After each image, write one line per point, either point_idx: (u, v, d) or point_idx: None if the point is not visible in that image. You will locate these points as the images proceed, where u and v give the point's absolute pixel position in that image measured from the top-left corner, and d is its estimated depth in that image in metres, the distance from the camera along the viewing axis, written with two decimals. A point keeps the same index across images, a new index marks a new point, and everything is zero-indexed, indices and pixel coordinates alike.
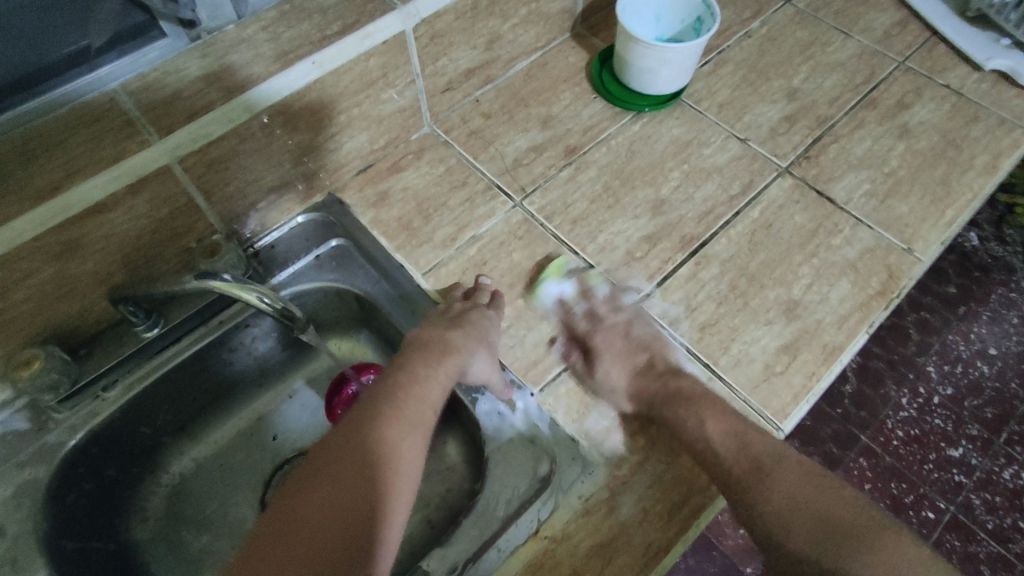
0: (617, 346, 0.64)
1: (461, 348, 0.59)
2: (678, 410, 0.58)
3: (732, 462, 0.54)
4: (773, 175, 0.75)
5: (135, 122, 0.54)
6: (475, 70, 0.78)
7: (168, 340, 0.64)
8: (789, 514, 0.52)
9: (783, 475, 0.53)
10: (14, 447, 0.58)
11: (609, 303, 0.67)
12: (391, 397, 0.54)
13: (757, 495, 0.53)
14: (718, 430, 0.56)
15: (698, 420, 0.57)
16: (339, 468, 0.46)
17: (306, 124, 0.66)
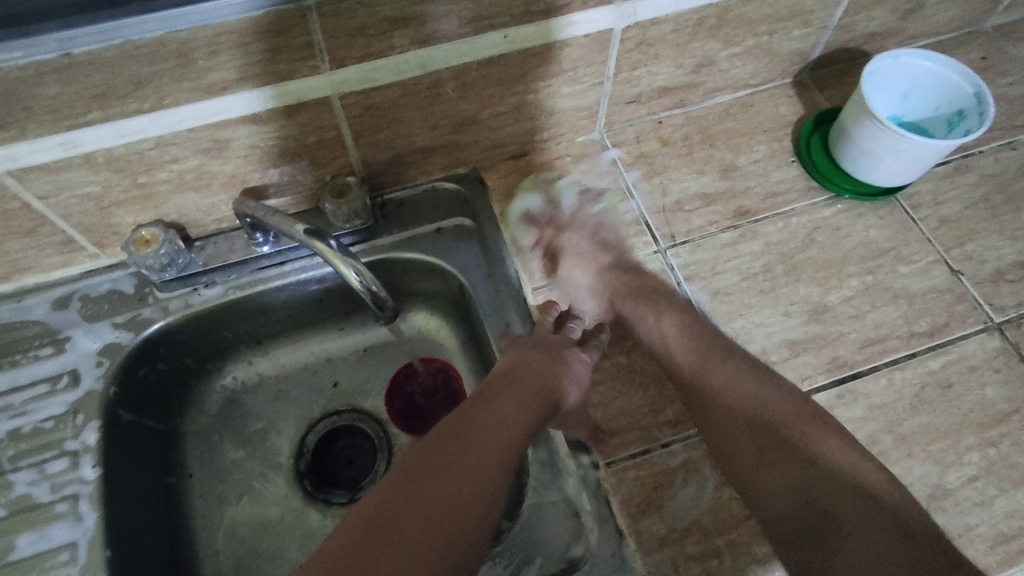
0: (583, 246, 0.66)
1: (551, 390, 0.54)
2: (639, 302, 0.61)
3: (683, 354, 0.58)
4: (978, 327, 0.61)
5: (315, 46, 0.51)
6: (672, 89, 0.70)
7: (275, 260, 0.64)
8: (742, 400, 0.55)
9: (733, 368, 0.56)
10: (115, 306, 0.62)
11: (573, 210, 0.69)
12: (463, 438, 0.48)
13: (704, 384, 0.56)
14: (659, 328, 0.60)
15: (657, 316, 0.60)
16: (397, 534, 0.41)
17: (476, 96, 0.61)
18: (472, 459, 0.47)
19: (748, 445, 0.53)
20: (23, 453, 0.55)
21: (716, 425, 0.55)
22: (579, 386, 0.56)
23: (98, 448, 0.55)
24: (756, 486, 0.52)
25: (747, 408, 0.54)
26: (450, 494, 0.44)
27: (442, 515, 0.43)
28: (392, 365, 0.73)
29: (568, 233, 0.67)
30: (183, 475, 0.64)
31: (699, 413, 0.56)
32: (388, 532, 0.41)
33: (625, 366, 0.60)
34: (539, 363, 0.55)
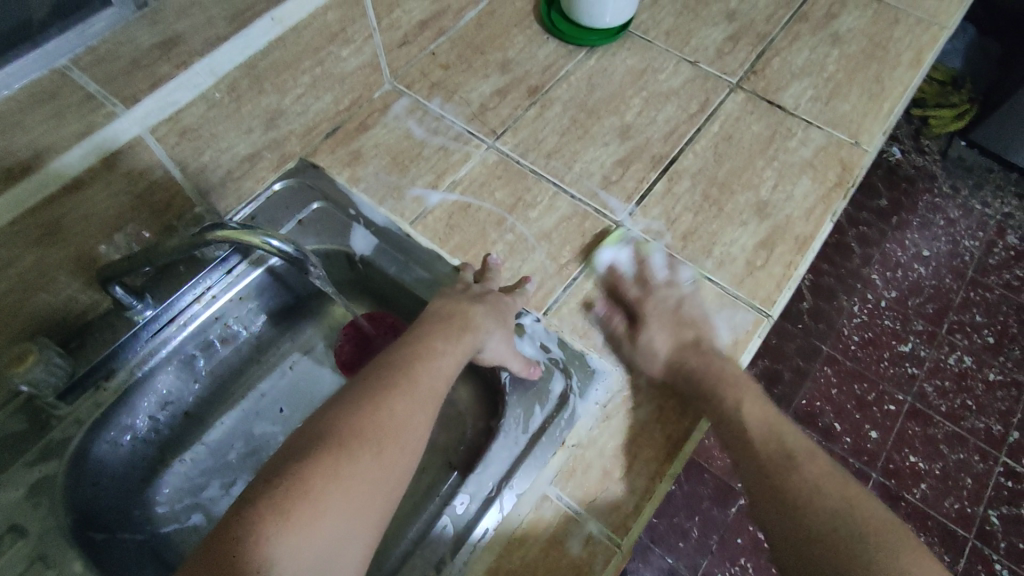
0: (664, 315, 0.64)
1: (480, 327, 0.58)
2: (720, 384, 0.59)
3: (767, 447, 0.57)
4: (726, 91, 0.80)
5: (96, 97, 0.51)
6: (429, 21, 0.79)
7: (164, 320, 0.64)
8: (824, 488, 0.54)
9: (799, 439, 0.58)
10: (18, 447, 0.57)
11: (664, 276, 0.66)
12: (405, 373, 0.51)
13: (787, 475, 0.55)
14: (738, 397, 0.59)
15: (736, 403, 0.59)
16: (345, 443, 0.44)
17: (272, 86, 0.64)
18: (408, 388, 0.50)
19: (805, 497, 0.53)
20: None
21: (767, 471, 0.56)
22: (507, 327, 0.61)
23: (87, 572, 0.52)
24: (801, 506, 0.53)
25: (819, 499, 0.53)
26: (401, 424, 0.48)
27: (392, 442, 0.46)
28: (324, 364, 0.74)
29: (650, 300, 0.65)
30: (182, 563, 0.62)
31: (770, 462, 0.56)
32: (337, 441, 0.44)
33: (518, 239, 0.68)
34: (453, 307, 0.59)
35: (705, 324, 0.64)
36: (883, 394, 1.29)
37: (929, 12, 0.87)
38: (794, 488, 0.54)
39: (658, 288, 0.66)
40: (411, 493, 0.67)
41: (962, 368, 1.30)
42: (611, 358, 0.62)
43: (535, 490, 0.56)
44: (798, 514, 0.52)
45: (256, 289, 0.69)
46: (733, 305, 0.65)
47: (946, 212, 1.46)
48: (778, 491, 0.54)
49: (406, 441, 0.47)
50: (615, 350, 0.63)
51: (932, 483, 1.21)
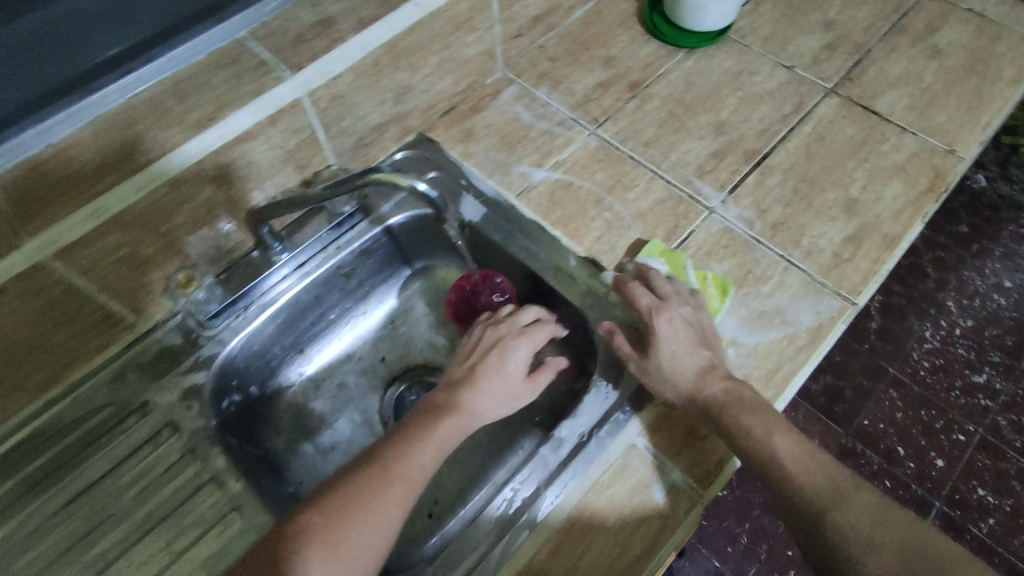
0: (682, 334, 0.61)
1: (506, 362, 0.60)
2: (758, 415, 0.57)
3: (806, 480, 0.55)
4: (821, 95, 0.83)
5: (267, 63, 0.63)
6: (541, 17, 0.86)
7: (294, 264, 0.71)
8: (867, 528, 0.52)
9: (832, 472, 0.56)
10: (173, 358, 0.66)
11: (682, 291, 0.65)
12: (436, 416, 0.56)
13: (834, 519, 0.53)
14: (765, 436, 0.57)
15: (767, 432, 0.57)
16: (365, 480, 0.50)
17: (406, 64, 0.71)
18: (433, 429, 0.55)
19: (857, 538, 0.52)
20: (160, 505, 0.59)
21: (810, 522, 0.54)
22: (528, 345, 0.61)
23: (228, 466, 0.62)
24: (850, 563, 0.51)
25: (872, 544, 0.51)
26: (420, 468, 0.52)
27: (410, 482, 0.51)
28: (423, 321, 0.82)
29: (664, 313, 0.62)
30: (293, 481, 0.70)
31: (812, 504, 0.54)
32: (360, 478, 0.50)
33: (615, 218, 0.74)
34: (491, 341, 0.62)
35: (787, 304, 0.68)
36: (952, 423, 1.27)
37: None
38: (838, 529, 0.52)
39: (682, 301, 0.64)
40: (498, 442, 0.73)
41: None
42: (654, 353, 0.61)
43: (623, 441, 0.61)
44: (851, 564, 0.51)
45: (375, 245, 0.76)
46: (820, 292, 0.68)
47: None
48: (824, 534, 0.53)
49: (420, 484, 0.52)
50: (660, 344, 0.61)
51: (1001, 518, 1.18)
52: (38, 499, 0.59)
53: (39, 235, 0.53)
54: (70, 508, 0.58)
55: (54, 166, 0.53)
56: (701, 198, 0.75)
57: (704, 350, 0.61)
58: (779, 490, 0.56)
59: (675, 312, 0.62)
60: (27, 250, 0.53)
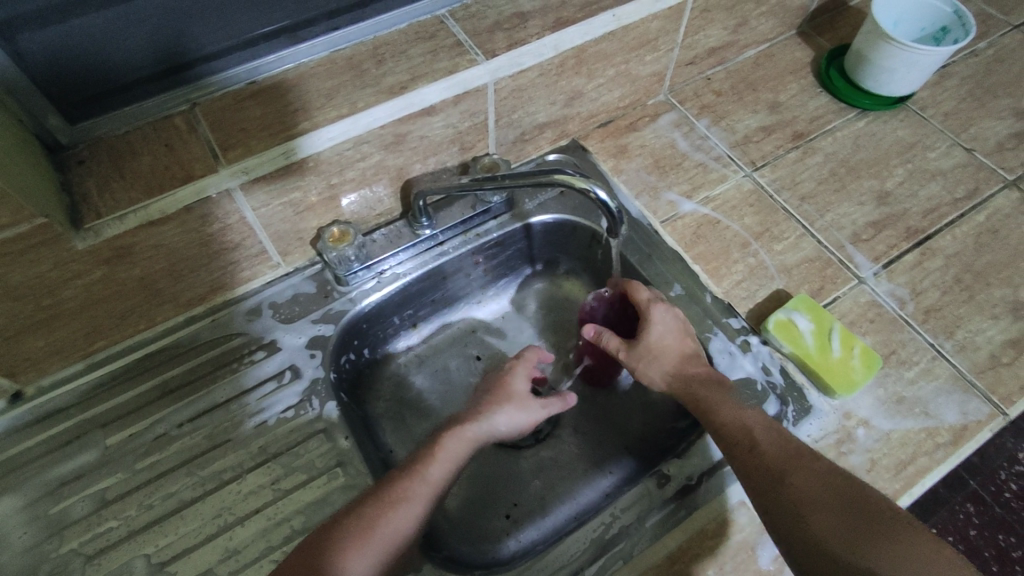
0: (669, 333, 0.62)
1: (505, 393, 0.63)
2: (717, 394, 0.58)
3: (765, 441, 0.53)
4: (1000, 185, 0.78)
5: (463, 45, 0.64)
6: (717, 49, 0.85)
7: (436, 241, 0.72)
8: (823, 493, 0.48)
9: (783, 441, 0.53)
10: (307, 305, 0.68)
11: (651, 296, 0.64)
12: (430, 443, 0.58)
13: (788, 479, 0.50)
14: (742, 416, 0.55)
15: (735, 407, 0.56)
16: (390, 487, 0.54)
17: (586, 70, 0.72)
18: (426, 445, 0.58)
19: (804, 497, 0.48)
20: (275, 440, 0.61)
21: (765, 484, 0.50)
22: (518, 399, 0.63)
23: (340, 421, 0.62)
24: (805, 487, 0.49)
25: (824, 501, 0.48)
26: (418, 477, 0.55)
27: (404, 493, 0.53)
28: (534, 323, 0.81)
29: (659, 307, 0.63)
30: (386, 449, 0.71)
31: (767, 460, 0.51)
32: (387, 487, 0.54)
33: (758, 266, 0.72)
34: (487, 380, 0.66)
35: (931, 395, 0.63)
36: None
37: None
38: (795, 489, 0.49)
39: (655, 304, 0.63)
40: (588, 460, 0.72)
41: None
42: (648, 335, 0.62)
43: (733, 493, 0.59)
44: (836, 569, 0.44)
45: (511, 239, 0.76)
46: (968, 392, 0.64)
47: None
48: (778, 490, 0.49)
49: (429, 504, 0.54)
50: (651, 331, 0.62)
51: None
52: (169, 406, 0.62)
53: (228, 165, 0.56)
54: (196, 422, 0.62)
55: (254, 104, 0.59)
56: (853, 265, 0.72)
57: (692, 350, 0.62)
58: (738, 456, 0.53)
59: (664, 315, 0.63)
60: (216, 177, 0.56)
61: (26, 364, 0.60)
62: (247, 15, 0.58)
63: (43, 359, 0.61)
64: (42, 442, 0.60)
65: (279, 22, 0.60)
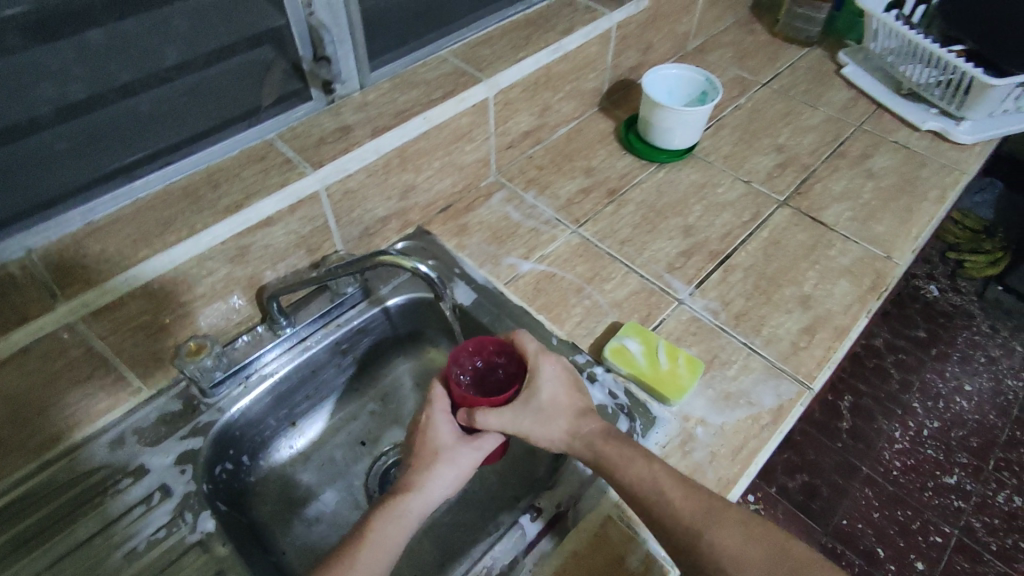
0: (563, 389, 0.64)
1: (432, 456, 0.61)
2: (619, 448, 0.60)
3: (684, 505, 0.56)
4: (775, 206, 0.94)
5: (293, 161, 0.73)
6: (531, 132, 0.99)
7: (298, 338, 0.77)
8: (746, 551, 0.55)
9: (707, 502, 0.57)
10: (173, 423, 0.69)
11: (538, 349, 0.64)
12: (360, 531, 0.57)
13: (712, 544, 0.55)
14: (654, 476, 0.58)
15: (649, 469, 0.58)
16: None
17: (412, 166, 0.82)
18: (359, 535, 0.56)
19: (729, 559, 0.54)
20: (147, 565, 0.60)
21: (693, 553, 0.55)
22: (444, 460, 0.60)
23: (217, 530, 0.62)
24: (727, 551, 0.55)
25: (745, 565, 0.54)
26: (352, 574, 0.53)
27: None
28: (412, 398, 0.85)
29: (549, 359, 0.64)
30: (277, 552, 0.71)
31: (688, 527, 0.55)
32: None
33: (593, 306, 0.81)
34: (409, 444, 0.63)
35: (750, 387, 0.73)
36: (928, 523, 1.21)
37: (951, 160, 1.02)
38: (716, 552, 0.55)
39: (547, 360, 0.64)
40: (479, 518, 0.74)
41: (1014, 508, 1.20)
42: (541, 393, 0.62)
43: (600, 510, 0.64)
44: None
45: (373, 323, 0.82)
46: (780, 377, 0.74)
47: (988, 350, 1.42)
48: (703, 555, 0.55)
49: None
50: (545, 388, 0.62)
51: None
52: (24, 559, 0.59)
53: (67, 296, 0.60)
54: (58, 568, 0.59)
55: (93, 241, 0.63)
56: (672, 290, 0.83)
57: (579, 402, 0.64)
58: (658, 526, 0.57)
59: (557, 366, 0.64)
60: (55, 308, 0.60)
61: None
62: (78, 165, 0.62)
63: None
64: None
65: (119, 162, 0.65)
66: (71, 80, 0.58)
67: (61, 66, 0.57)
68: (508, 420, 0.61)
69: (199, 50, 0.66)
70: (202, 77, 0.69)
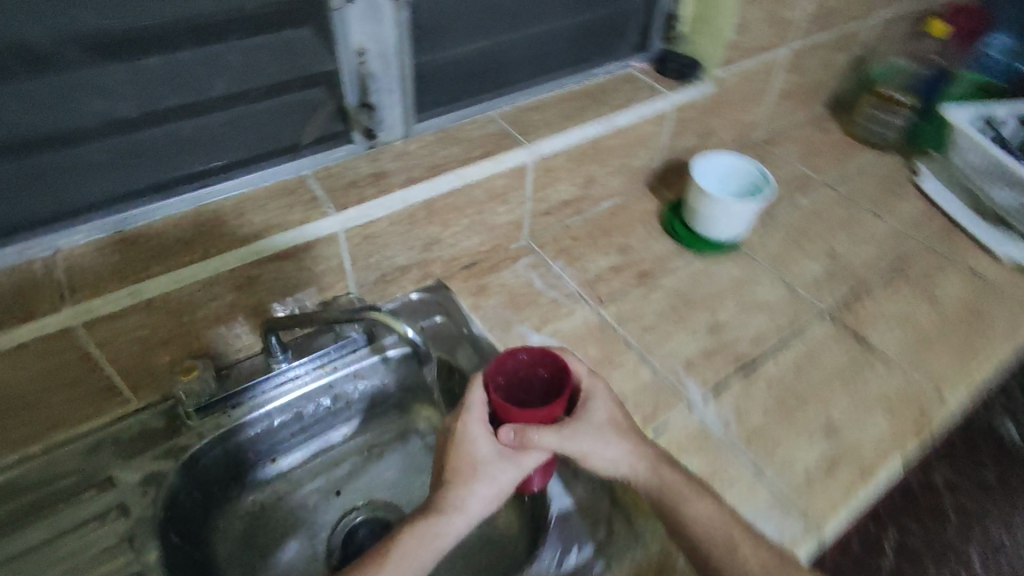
0: (615, 416, 0.63)
1: (470, 472, 0.59)
2: (677, 487, 0.61)
3: (750, 556, 0.59)
4: (817, 317, 0.87)
5: (319, 201, 0.73)
6: (571, 202, 0.97)
7: (291, 374, 0.76)
8: None
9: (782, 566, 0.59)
10: (151, 441, 0.69)
11: (589, 375, 0.64)
12: (398, 545, 0.57)
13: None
14: (716, 520, 0.60)
15: (710, 513, 0.60)
16: None
17: (439, 220, 0.82)
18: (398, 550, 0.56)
19: None
20: None
21: None
22: (485, 477, 0.59)
23: (158, 564, 0.60)
24: None
25: None
26: None
27: None
28: (398, 456, 0.83)
29: (600, 387, 0.64)
30: None
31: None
32: None
33: None
34: (444, 450, 0.61)
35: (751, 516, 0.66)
36: None
37: None
38: None
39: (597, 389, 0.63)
40: None
41: None
42: (598, 413, 0.62)
43: None
44: None
45: (371, 372, 0.80)
46: (787, 511, 0.66)
47: None
48: None
49: None
50: (601, 407, 0.63)
51: None
52: None
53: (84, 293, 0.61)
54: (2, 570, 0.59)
55: (111, 250, 0.64)
56: (686, 390, 0.77)
57: (631, 425, 0.65)
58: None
59: (606, 393, 0.64)
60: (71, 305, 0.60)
61: None
62: (109, 177, 0.65)
63: None
64: None
65: (152, 179, 0.67)
66: (118, 99, 0.61)
67: (111, 85, 0.60)
68: (566, 440, 0.59)
69: (251, 83, 0.68)
70: (250, 110, 0.70)
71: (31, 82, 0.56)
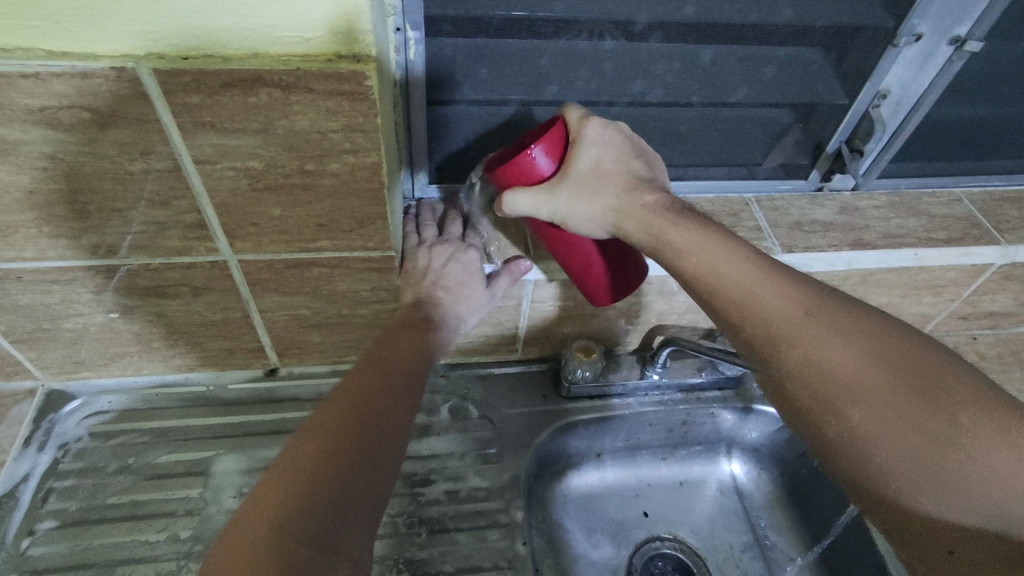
0: (612, 169, 0.52)
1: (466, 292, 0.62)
2: (817, 326, 0.43)
3: (878, 376, 0.41)
4: None
5: (764, 233, 0.68)
6: (999, 315, 0.81)
7: (657, 388, 0.76)
8: (851, 376, 0.41)
9: (973, 393, 0.40)
10: (525, 399, 0.74)
11: (581, 125, 0.51)
12: (407, 326, 0.58)
13: (849, 418, 0.41)
14: (847, 348, 0.42)
15: (827, 338, 0.42)
16: (378, 399, 0.49)
17: (862, 292, 0.73)
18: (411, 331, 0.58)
19: (886, 443, 0.40)
20: (462, 515, 0.65)
21: (858, 445, 0.41)
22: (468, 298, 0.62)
23: (523, 524, 0.65)
24: (891, 452, 0.40)
25: (883, 450, 0.40)
26: (405, 358, 0.55)
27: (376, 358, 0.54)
28: (708, 503, 0.79)
29: (594, 121, 0.52)
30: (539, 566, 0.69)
31: (838, 387, 0.42)
32: (385, 390, 0.51)
33: None
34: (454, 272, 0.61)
35: None
36: None
37: None
38: (853, 432, 0.41)
39: (590, 129, 0.51)
40: None
41: None
42: (582, 162, 0.51)
43: None
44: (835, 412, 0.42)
45: (723, 414, 0.77)
46: None
47: None
48: (834, 439, 0.42)
49: (396, 380, 0.52)
50: (586, 155, 0.51)
51: None
52: None
53: (455, 244, 0.63)
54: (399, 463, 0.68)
55: None
56: None
57: (632, 173, 0.53)
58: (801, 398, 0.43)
59: (594, 142, 0.51)
60: (423, 252, 0.62)
61: (296, 350, 0.68)
62: None
63: (307, 352, 0.69)
64: (274, 420, 0.69)
65: None
66: (653, 82, 0.61)
67: (662, 74, 0.60)
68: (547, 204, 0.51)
69: (762, 98, 0.64)
70: (740, 114, 0.66)
71: (609, 53, 0.58)
